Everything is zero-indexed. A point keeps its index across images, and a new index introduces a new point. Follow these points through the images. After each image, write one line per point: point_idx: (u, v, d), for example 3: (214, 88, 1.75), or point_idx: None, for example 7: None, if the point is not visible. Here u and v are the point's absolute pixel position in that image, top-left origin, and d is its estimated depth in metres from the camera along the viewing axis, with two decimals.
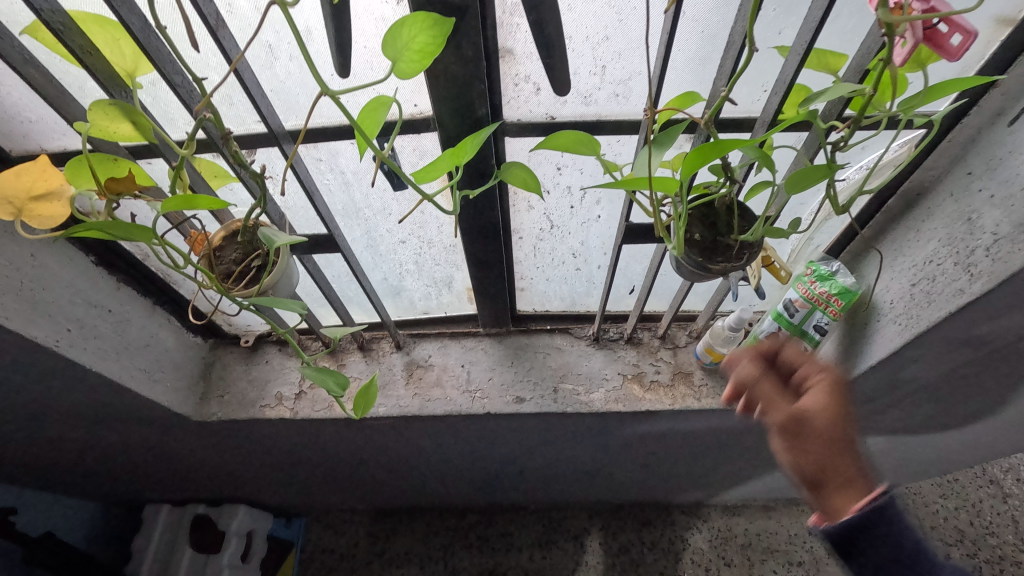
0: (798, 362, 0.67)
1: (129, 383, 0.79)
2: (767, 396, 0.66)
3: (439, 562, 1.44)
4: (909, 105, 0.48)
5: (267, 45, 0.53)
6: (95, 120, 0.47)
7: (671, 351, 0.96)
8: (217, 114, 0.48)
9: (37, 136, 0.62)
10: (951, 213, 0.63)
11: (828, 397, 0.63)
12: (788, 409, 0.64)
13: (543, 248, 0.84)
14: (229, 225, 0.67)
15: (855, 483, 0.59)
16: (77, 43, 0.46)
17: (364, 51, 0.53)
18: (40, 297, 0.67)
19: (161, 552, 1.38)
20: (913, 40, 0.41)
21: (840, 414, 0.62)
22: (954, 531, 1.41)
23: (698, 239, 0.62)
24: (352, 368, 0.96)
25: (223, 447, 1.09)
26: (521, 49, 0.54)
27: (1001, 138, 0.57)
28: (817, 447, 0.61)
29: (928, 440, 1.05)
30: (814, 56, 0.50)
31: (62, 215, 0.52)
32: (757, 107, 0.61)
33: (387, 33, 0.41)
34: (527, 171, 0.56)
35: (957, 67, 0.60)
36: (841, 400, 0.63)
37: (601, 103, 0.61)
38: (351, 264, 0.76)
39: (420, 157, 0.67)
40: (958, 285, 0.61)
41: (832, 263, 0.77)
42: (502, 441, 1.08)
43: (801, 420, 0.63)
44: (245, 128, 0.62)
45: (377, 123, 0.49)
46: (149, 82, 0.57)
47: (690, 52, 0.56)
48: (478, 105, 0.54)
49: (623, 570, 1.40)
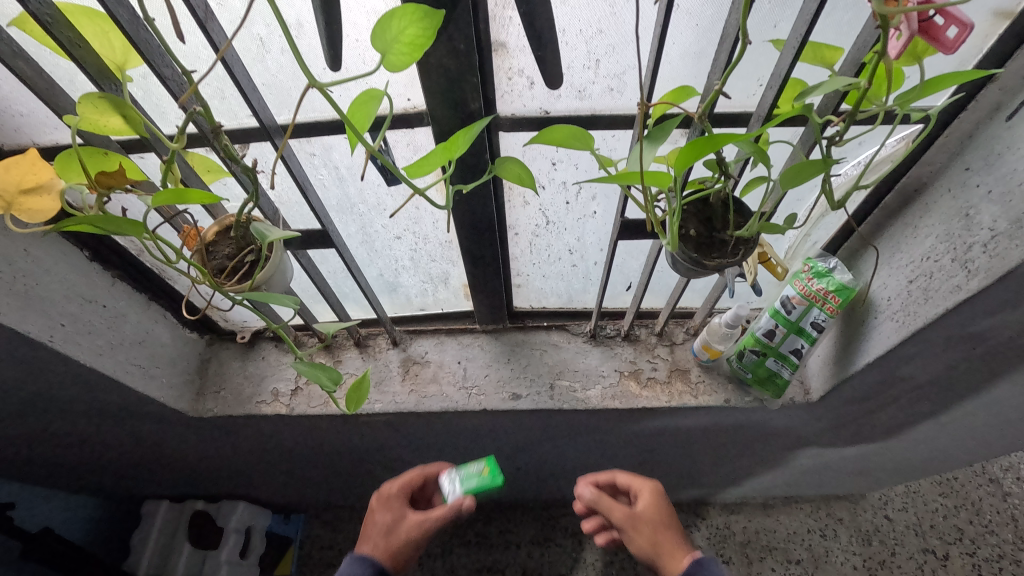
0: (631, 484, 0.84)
1: (124, 378, 0.79)
2: (608, 505, 0.79)
3: (437, 560, 1.44)
4: (905, 99, 0.48)
5: (258, 38, 0.53)
6: (84, 113, 0.46)
7: (668, 348, 0.96)
8: (207, 107, 0.47)
9: (29, 130, 0.62)
10: (949, 208, 0.62)
11: (649, 500, 0.79)
12: (625, 509, 0.77)
13: (539, 244, 0.83)
14: (223, 220, 0.66)
15: (680, 549, 0.73)
16: (66, 35, 0.45)
17: (355, 44, 0.53)
18: (32, 292, 0.67)
19: (159, 547, 1.38)
20: (907, 32, 0.41)
21: (665, 509, 0.78)
22: (954, 530, 1.41)
23: (693, 235, 0.61)
24: (349, 364, 0.96)
25: (220, 443, 1.09)
26: (515, 42, 0.54)
27: (999, 133, 0.57)
28: (648, 534, 0.75)
29: (927, 438, 1.05)
30: (810, 49, 0.49)
31: (51, 210, 0.52)
32: (752, 102, 0.60)
33: (376, 25, 0.41)
34: (521, 166, 0.55)
35: (954, 61, 0.59)
36: (660, 502, 0.79)
37: (596, 97, 0.60)
38: (345, 260, 0.76)
39: (414, 152, 0.66)
40: (955, 282, 0.61)
41: (829, 260, 0.76)
42: (499, 438, 1.08)
43: (632, 515, 0.77)
44: (237, 122, 0.62)
45: (368, 116, 0.48)
46: (140, 75, 0.57)
47: (684, 46, 0.56)
48: (471, 99, 0.53)
49: (621, 568, 1.40)
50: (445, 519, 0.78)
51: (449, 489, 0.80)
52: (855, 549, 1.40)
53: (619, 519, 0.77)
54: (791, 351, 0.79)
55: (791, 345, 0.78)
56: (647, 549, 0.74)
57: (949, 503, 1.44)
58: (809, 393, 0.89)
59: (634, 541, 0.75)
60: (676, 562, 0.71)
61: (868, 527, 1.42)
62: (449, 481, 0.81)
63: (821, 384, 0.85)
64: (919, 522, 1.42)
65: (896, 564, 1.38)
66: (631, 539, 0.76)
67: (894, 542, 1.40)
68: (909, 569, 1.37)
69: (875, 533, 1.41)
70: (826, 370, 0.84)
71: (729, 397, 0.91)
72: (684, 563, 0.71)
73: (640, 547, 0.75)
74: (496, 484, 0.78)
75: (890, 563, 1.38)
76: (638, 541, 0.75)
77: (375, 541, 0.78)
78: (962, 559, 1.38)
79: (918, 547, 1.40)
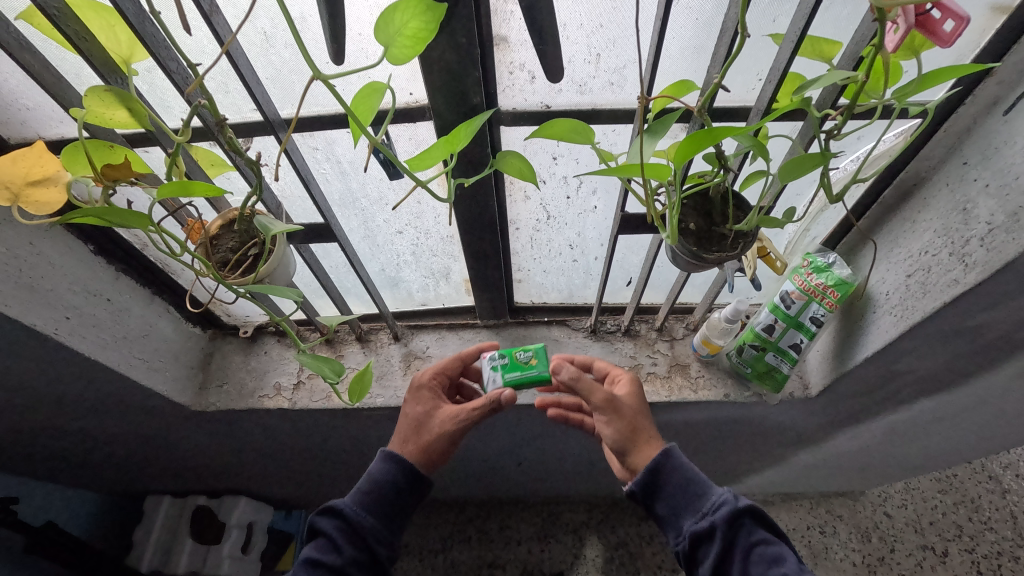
0: (609, 370, 0.83)
1: (127, 371, 0.79)
2: (589, 386, 0.73)
3: (438, 555, 1.45)
4: (903, 93, 0.48)
5: (262, 32, 0.54)
6: (91, 106, 0.47)
7: (668, 344, 0.97)
8: (212, 100, 0.48)
9: (35, 123, 0.63)
10: (946, 203, 0.63)
11: (630, 387, 0.78)
12: (607, 393, 0.74)
13: (540, 239, 0.84)
14: (226, 214, 0.67)
15: (651, 440, 0.73)
16: (73, 29, 0.46)
17: (358, 38, 0.54)
18: (37, 284, 0.67)
19: (162, 542, 1.39)
20: (905, 25, 0.41)
21: (641, 397, 0.77)
22: (953, 527, 1.41)
23: (692, 229, 0.62)
24: (351, 359, 0.96)
25: (222, 437, 1.10)
26: (516, 37, 0.54)
27: (996, 128, 0.57)
28: (626, 419, 0.73)
29: (926, 434, 1.06)
30: (808, 43, 0.50)
31: (57, 202, 0.52)
32: (752, 96, 0.61)
33: (379, 18, 0.41)
34: (522, 160, 0.56)
35: (952, 55, 0.60)
36: (639, 390, 0.78)
37: (596, 91, 0.61)
38: (348, 254, 0.76)
39: (416, 146, 0.67)
40: (953, 276, 0.61)
41: (828, 255, 0.77)
42: (500, 433, 1.08)
43: (615, 400, 0.73)
44: (241, 116, 0.62)
45: (370, 109, 0.49)
46: (145, 69, 0.57)
47: (684, 41, 0.56)
48: (473, 93, 0.54)
49: (621, 563, 1.40)
50: (483, 416, 0.77)
51: (490, 376, 0.78)
52: (855, 546, 1.40)
53: (600, 400, 0.74)
54: (791, 345, 0.79)
55: (790, 340, 0.79)
56: (621, 434, 0.73)
57: (948, 500, 1.44)
58: (808, 387, 0.89)
59: (609, 426, 0.73)
60: (647, 453, 0.71)
61: (868, 524, 1.43)
62: (493, 368, 0.79)
63: (820, 379, 0.86)
64: (919, 519, 1.43)
65: (895, 561, 1.38)
66: (607, 423, 0.74)
67: (894, 538, 1.41)
68: (908, 566, 1.38)
69: (875, 530, 1.42)
70: (825, 364, 0.84)
71: (728, 391, 0.91)
72: (655, 454, 0.71)
73: (613, 427, 0.73)
74: (544, 378, 0.77)
75: (890, 559, 1.39)
76: (613, 423, 0.73)
77: (410, 432, 0.80)
78: (961, 556, 1.38)
79: (917, 544, 1.40)
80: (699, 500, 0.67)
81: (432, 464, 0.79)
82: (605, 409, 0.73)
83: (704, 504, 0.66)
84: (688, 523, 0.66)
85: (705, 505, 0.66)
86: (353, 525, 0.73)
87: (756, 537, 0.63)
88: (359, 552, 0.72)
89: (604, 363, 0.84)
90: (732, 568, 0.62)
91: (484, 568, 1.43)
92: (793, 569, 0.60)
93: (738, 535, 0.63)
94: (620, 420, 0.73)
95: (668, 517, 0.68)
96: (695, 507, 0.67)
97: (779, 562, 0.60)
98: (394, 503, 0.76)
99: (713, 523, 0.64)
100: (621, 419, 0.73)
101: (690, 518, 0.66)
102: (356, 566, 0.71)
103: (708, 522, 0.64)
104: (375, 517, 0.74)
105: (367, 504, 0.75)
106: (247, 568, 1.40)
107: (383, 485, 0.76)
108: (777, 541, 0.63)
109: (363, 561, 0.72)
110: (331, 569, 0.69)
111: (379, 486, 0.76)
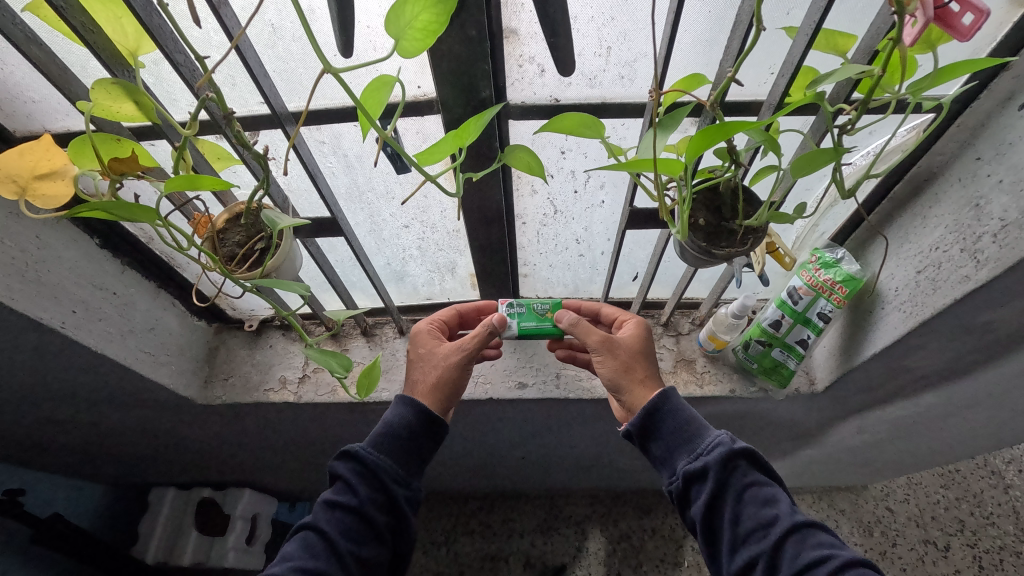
0: (617, 314, 0.82)
1: (133, 364, 0.79)
2: (585, 328, 0.74)
3: (441, 548, 1.45)
4: (917, 88, 0.48)
5: (270, 24, 0.53)
6: (97, 99, 0.47)
7: (673, 338, 0.97)
8: (220, 93, 0.47)
9: (41, 116, 0.62)
10: (959, 198, 0.62)
11: (635, 329, 0.76)
12: (604, 334, 0.73)
13: (546, 234, 0.83)
14: (232, 208, 0.67)
15: (649, 381, 0.72)
16: (79, 20, 0.46)
17: (366, 30, 0.53)
18: (44, 278, 0.67)
19: (168, 533, 1.40)
20: (923, 19, 0.40)
21: (644, 339, 0.75)
22: (955, 521, 1.42)
23: (702, 224, 0.62)
24: (356, 352, 0.96)
25: (227, 430, 1.10)
26: (526, 29, 0.54)
27: (1011, 122, 0.56)
28: (625, 357, 0.72)
29: (929, 430, 1.06)
30: (823, 36, 0.49)
31: (65, 195, 0.52)
32: (764, 90, 0.60)
33: (391, 9, 0.41)
34: (531, 155, 0.55)
35: (968, 49, 0.59)
36: (646, 332, 0.76)
37: (606, 85, 0.60)
38: (354, 249, 0.76)
39: (424, 140, 0.67)
40: (964, 272, 0.61)
41: (836, 250, 0.76)
42: (505, 427, 1.09)
43: (611, 340, 0.73)
44: (247, 109, 0.62)
45: (380, 103, 0.48)
46: (151, 62, 0.57)
47: (697, 33, 0.56)
48: (482, 86, 0.53)
49: (624, 556, 1.41)
50: (483, 344, 0.75)
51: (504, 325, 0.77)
52: (857, 540, 1.40)
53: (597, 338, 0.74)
54: (798, 341, 0.79)
55: (797, 336, 0.78)
56: (616, 373, 0.72)
57: (950, 495, 1.45)
58: (814, 383, 0.89)
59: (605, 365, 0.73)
60: (642, 394, 0.70)
61: (870, 518, 1.43)
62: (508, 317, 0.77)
63: (826, 374, 0.85)
64: (921, 513, 1.43)
65: (898, 555, 1.39)
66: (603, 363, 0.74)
67: (896, 533, 1.41)
68: (911, 559, 1.38)
69: (877, 524, 1.42)
70: (831, 360, 0.84)
71: (734, 387, 0.91)
72: (651, 395, 0.70)
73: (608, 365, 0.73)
74: (554, 334, 0.78)
75: (891, 554, 1.39)
76: (608, 362, 0.72)
77: (415, 373, 0.76)
78: (963, 550, 1.38)
79: (919, 538, 1.40)
80: (694, 442, 0.65)
81: (442, 407, 0.74)
82: (601, 349, 0.73)
83: (699, 444, 0.65)
84: (683, 463, 0.64)
85: (700, 445, 0.65)
86: (370, 470, 0.67)
87: (750, 478, 0.61)
88: (378, 496, 0.66)
89: (611, 308, 0.84)
90: (723, 507, 0.61)
91: (486, 561, 1.43)
92: (786, 510, 0.59)
93: (733, 476, 0.62)
94: (618, 360, 0.72)
95: (663, 458, 0.67)
96: (691, 447, 0.65)
97: (772, 501, 0.60)
98: (413, 448, 0.70)
99: (707, 463, 0.62)
100: (619, 358, 0.72)
101: (685, 457, 0.65)
102: (375, 507, 0.66)
103: (702, 461, 0.63)
104: (394, 462, 0.68)
105: (382, 447, 0.69)
106: (252, 560, 1.40)
107: (395, 428, 0.70)
108: (772, 482, 0.62)
109: (381, 503, 0.66)
110: (350, 511, 0.64)
111: (394, 432, 0.70)
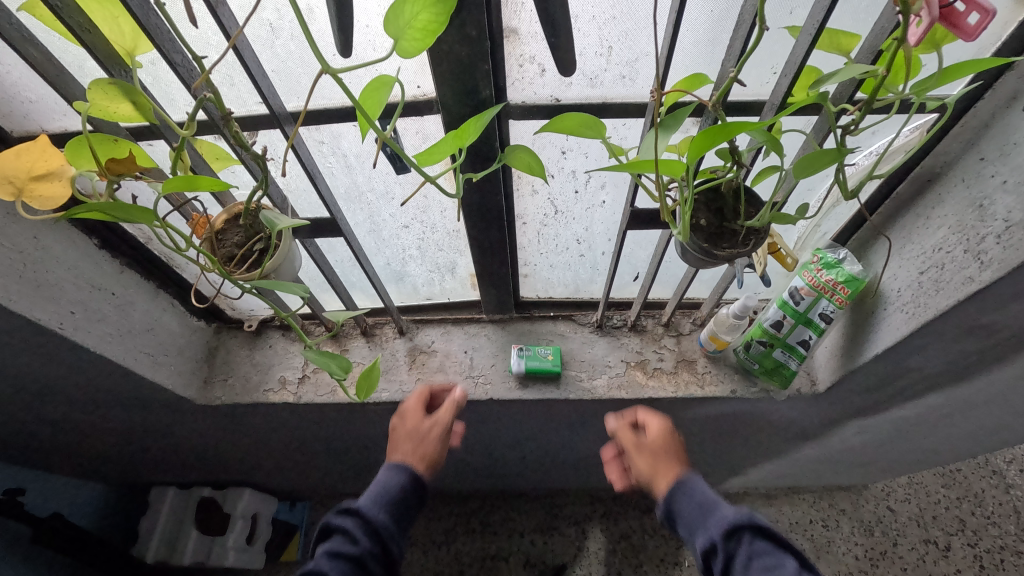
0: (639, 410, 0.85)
1: (132, 365, 0.79)
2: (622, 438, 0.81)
3: (442, 547, 1.45)
4: (922, 88, 0.47)
5: (268, 24, 0.53)
6: (94, 99, 0.46)
7: (675, 339, 0.96)
8: (218, 93, 0.47)
9: (38, 116, 0.62)
10: (962, 199, 0.62)
11: (658, 424, 0.80)
12: (633, 440, 0.80)
13: (547, 234, 0.83)
14: (231, 209, 0.66)
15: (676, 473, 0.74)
16: (76, 20, 0.45)
17: (366, 29, 0.53)
18: (42, 279, 0.67)
19: (168, 533, 1.40)
20: (929, 18, 0.40)
21: (673, 435, 0.78)
22: (956, 521, 1.41)
23: (704, 225, 0.61)
24: (356, 353, 0.96)
25: (227, 430, 1.09)
26: (527, 29, 0.53)
27: (1015, 122, 0.56)
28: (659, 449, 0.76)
29: (931, 431, 1.05)
30: (827, 36, 0.49)
31: (62, 197, 0.52)
32: (766, 90, 0.60)
33: (389, 9, 0.40)
34: (531, 155, 0.55)
35: (973, 48, 0.59)
36: (670, 428, 0.79)
37: (607, 84, 0.60)
38: (354, 249, 0.76)
39: (423, 140, 0.66)
40: (967, 273, 0.60)
41: (838, 251, 0.76)
42: (505, 427, 1.08)
43: (637, 443, 0.79)
44: (246, 109, 0.62)
45: (378, 104, 0.48)
46: (149, 62, 0.57)
47: (699, 33, 0.55)
48: (483, 86, 0.53)
49: (624, 556, 1.41)
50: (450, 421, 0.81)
51: (515, 363, 0.90)
52: (857, 540, 1.40)
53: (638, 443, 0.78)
54: (799, 342, 0.79)
55: (799, 336, 0.78)
56: (645, 472, 0.76)
57: (951, 494, 1.44)
58: (815, 384, 0.88)
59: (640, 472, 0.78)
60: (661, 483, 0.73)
61: (871, 518, 1.43)
62: (519, 357, 0.91)
63: (828, 375, 0.85)
64: (921, 513, 1.43)
65: (898, 555, 1.38)
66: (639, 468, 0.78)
67: (896, 533, 1.41)
68: (911, 559, 1.38)
69: (878, 524, 1.42)
70: (833, 361, 0.84)
71: (735, 387, 0.91)
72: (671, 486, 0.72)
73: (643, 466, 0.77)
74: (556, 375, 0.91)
75: (892, 553, 1.39)
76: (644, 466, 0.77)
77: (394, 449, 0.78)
78: (964, 550, 1.38)
79: (919, 538, 1.40)
80: (707, 518, 0.65)
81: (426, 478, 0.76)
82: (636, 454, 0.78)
83: (711, 520, 0.65)
84: (699, 541, 0.65)
85: (711, 519, 0.65)
86: (373, 526, 0.67)
87: (755, 546, 0.59)
88: (379, 551, 0.66)
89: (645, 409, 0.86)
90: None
91: (486, 560, 1.43)
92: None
93: (739, 546, 0.60)
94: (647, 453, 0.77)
95: (688, 539, 0.67)
96: (704, 523, 0.65)
97: (777, 568, 0.57)
98: (409, 508, 0.72)
99: (713, 541, 0.62)
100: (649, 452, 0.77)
101: (701, 534, 0.65)
102: (375, 559, 0.65)
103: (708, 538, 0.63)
104: (391, 517, 0.69)
105: (385, 506, 0.70)
106: (253, 559, 1.40)
107: (393, 490, 0.72)
108: (781, 550, 0.59)
109: (381, 555, 0.66)
110: (351, 560, 0.64)
111: (393, 493, 0.72)
